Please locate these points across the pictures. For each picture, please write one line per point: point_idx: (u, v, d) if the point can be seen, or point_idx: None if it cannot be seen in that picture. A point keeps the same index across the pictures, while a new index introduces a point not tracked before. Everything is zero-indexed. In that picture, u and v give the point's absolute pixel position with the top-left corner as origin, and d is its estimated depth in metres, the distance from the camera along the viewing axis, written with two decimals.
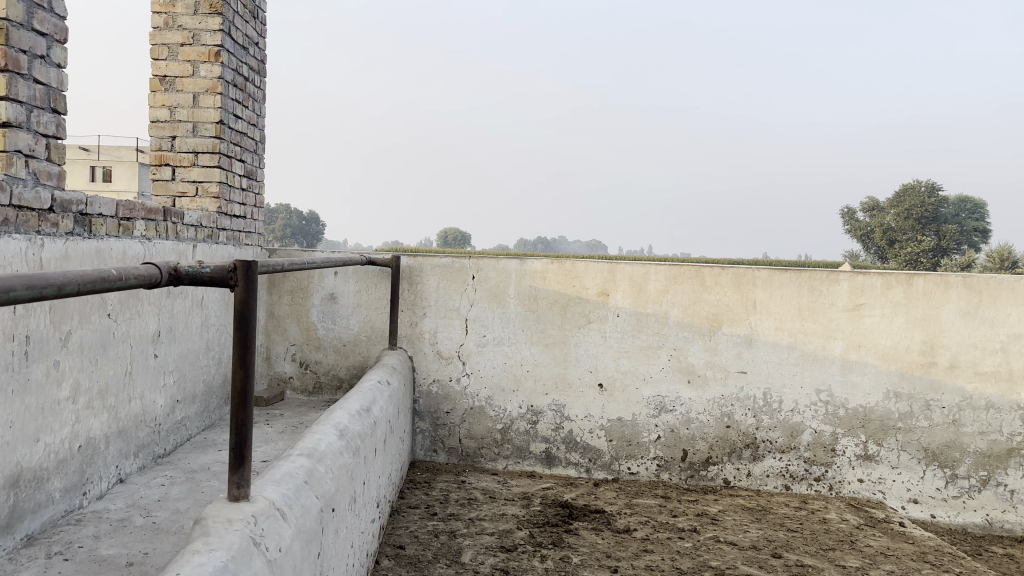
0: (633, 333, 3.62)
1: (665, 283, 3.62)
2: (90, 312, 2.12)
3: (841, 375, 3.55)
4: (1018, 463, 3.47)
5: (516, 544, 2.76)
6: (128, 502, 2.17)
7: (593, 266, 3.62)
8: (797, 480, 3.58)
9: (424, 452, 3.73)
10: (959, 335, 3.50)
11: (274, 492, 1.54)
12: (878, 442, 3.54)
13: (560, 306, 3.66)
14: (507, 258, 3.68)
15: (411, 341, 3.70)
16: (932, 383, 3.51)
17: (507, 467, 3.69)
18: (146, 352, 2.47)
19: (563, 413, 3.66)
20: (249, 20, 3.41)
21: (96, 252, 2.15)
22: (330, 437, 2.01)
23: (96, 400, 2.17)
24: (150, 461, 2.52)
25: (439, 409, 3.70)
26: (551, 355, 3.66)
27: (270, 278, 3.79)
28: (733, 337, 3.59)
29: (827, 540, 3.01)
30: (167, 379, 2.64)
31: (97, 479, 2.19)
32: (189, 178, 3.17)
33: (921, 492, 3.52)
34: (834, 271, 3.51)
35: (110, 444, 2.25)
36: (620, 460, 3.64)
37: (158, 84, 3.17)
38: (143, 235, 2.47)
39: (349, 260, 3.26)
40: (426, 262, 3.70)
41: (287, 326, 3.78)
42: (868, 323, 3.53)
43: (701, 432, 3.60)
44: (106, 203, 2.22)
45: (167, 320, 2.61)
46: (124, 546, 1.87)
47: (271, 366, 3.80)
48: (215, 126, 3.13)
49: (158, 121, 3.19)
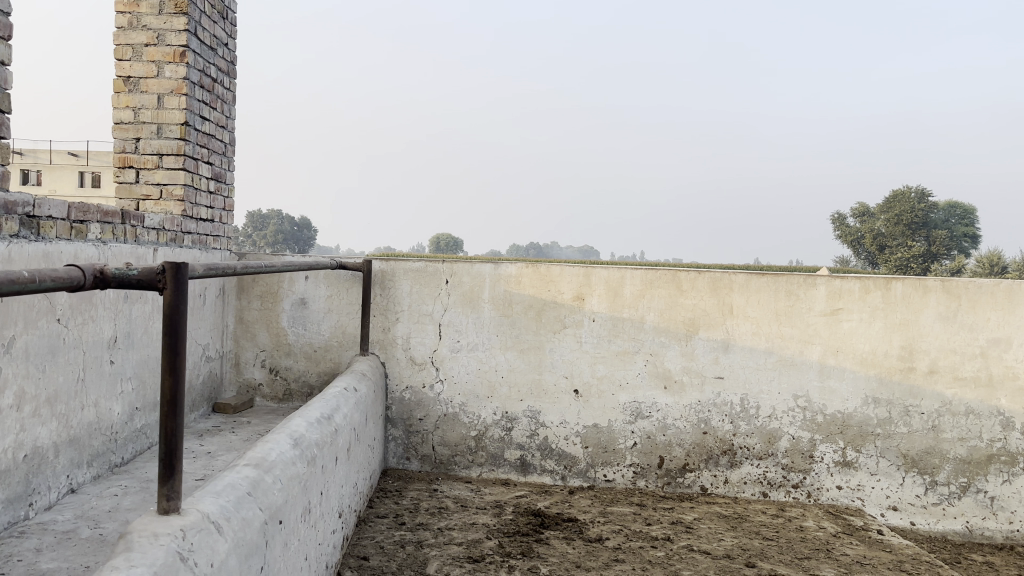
0: (609, 338, 3.57)
1: (641, 287, 3.57)
2: (36, 317, 2.06)
3: (819, 380, 3.51)
4: (998, 470, 3.43)
5: (484, 554, 2.70)
6: (77, 513, 2.10)
7: (568, 270, 3.57)
8: (775, 487, 3.53)
9: (397, 460, 3.66)
10: (938, 340, 3.46)
11: (211, 504, 1.48)
12: (856, 449, 3.49)
13: (535, 310, 3.60)
14: (481, 262, 3.63)
15: (383, 346, 3.63)
16: (911, 388, 3.46)
17: (481, 474, 3.63)
18: (101, 358, 2.40)
19: (538, 420, 3.61)
20: (217, 20, 3.35)
21: (44, 254, 2.09)
22: (282, 446, 1.95)
23: (44, 408, 2.10)
24: (105, 470, 2.46)
25: (412, 416, 3.64)
26: (525, 361, 3.61)
27: (239, 282, 3.73)
28: (709, 341, 3.54)
29: (802, 549, 2.96)
30: (125, 386, 2.57)
31: (45, 490, 2.12)
32: (153, 181, 3.11)
33: (900, 499, 3.48)
34: (812, 275, 3.47)
35: (59, 453, 2.19)
36: (596, 467, 3.59)
37: (122, 84, 3.11)
38: (98, 238, 2.40)
39: (317, 264, 3.20)
40: (399, 266, 3.64)
41: (257, 332, 3.72)
42: (846, 328, 3.49)
43: (678, 439, 3.55)
44: (57, 204, 2.16)
45: (125, 326, 2.55)
46: (65, 559, 1.80)
47: (240, 372, 3.73)
48: (180, 128, 3.07)
49: (122, 123, 3.13)
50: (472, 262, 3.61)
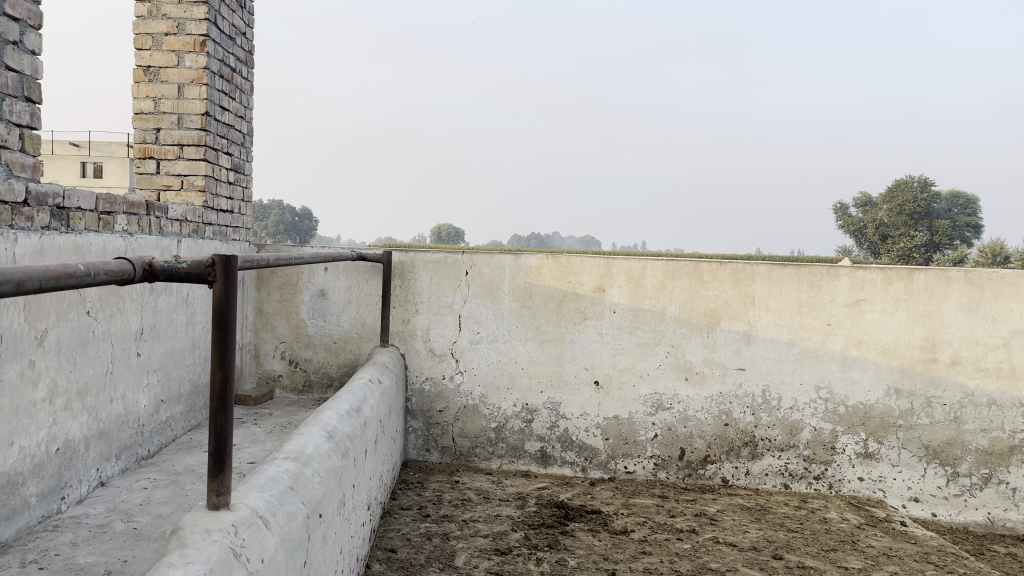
0: (630, 329, 3.55)
1: (662, 278, 3.55)
2: (67, 310, 2.04)
3: (841, 372, 3.49)
4: (1020, 461, 3.42)
5: (511, 547, 2.69)
6: (109, 506, 2.09)
7: (589, 262, 3.55)
8: (796, 479, 3.52)
9: (417, 451, 3.66)
10: (960, 331, 3.44)
11: (257, 498, 1.47)
12: (878, 440, 3.48)
13: (555, 302, 3.58)
14: (501, 253, 3.60)
15: (403, 338, 3.62)
16: (934, 380, 3.45)
17: (501, 466, 3.62)
18: (128, 350, 2.38)
19: (558, 411, 3.60)
20: (235, 9, 3.32)
21: (74, 246, 2.07)
22: (318, 439, 1.94)
23: (75, 401, 2.09)
24: (133, 463, 2.45)
25: (433, 408, 3.63)
26: (546, 353, 3.59)
27: (258, 274, 3.71)
28: (731, 333, 3.52)
29: (828, 540, 2.95)
30: (151, 378, 2.56)
31: (76, 483, 2.11)
32: (174, 172, 3.09)
33: (922, 490, 3.47)
34: (834, 266, 3.45)
35: (89, 446, 2.18)
36: (617, 459, 3.58)
37: (143, 74, 3.08)
38: (125, 230, 2.38)
39: (339, 256, 3.18)
40: (419, 257, 3.62)
41: (276, 323, 3.70)
42: (868, 319, 3.47)
43: (699, 430, 3.53)
44: (85, 196, 2.14)
45: (150, 318, 2.53)
46: (102, 554, 1.79)
47: (260, 364, 3.72)
48: (201, 118, 3.04)
49: (142, 113, 3.10)
50: (492, 253, 3.59)
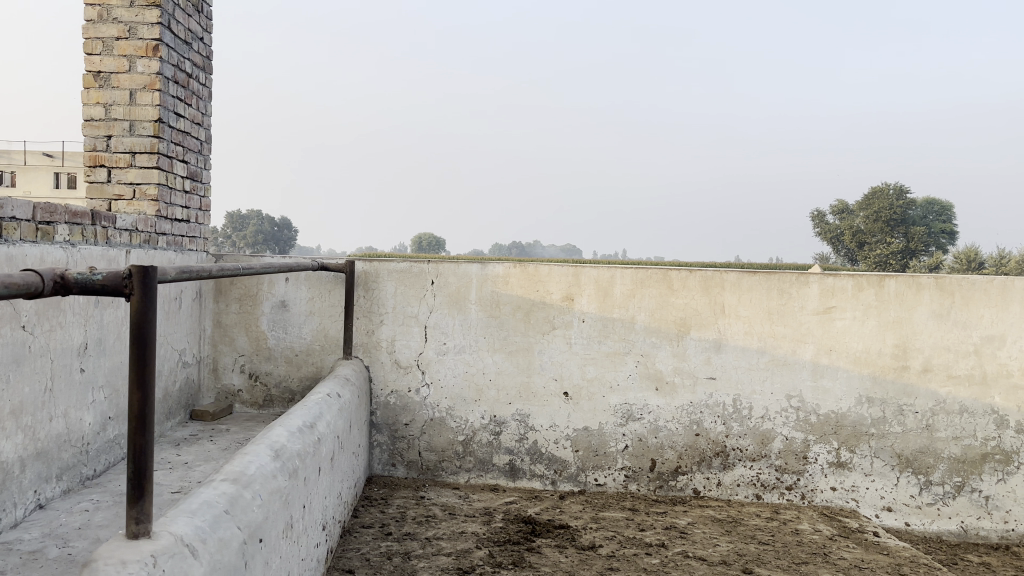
0: (599, 339, 3.49)
1: (631, 286, 3.48)
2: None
3: (812, 380, 3.44)
4: (992, 469, 3.38)
5: (474, 565, 2.60)
6: (45, 531, 1.99)
7: (557, 270, 3.49)
8: (768, 489, 3.46)
9: (382, 466, 3.57)
10: (932, 338, 3.40)
11: (185, 525, 1.38)
12: (850, 449, 3.44)
13: (523, 311, 3.51)
14: (467, 262, 3.53)
15: (367, 350, 3.54)
16: (906, 387, 3.41)
17: (469, 480, 3.54)
18: (70, 366, 2.28)
19: (526, 423, 3.52)
20: (191, 14, 3.24)
21: (7, 258, 1.98)
22: (262, 458, 1.85)
23: (8, 420, 1.99)
24: (76, 483, 2.34)
25: (398, 421, 3.54)
26: (514, 363, 3.52)
27: (217, 285, 3.61)
28: (701, 342, 3.47)
29: (799, 553, 2.89)
30: (97, 395, 2.45)
31: (10, 507, 2.00)
32: (126, 180, 2.99)
33: (895, 500, 3.43)
34: (804, 273, 3.41)
35: (26, 467, 2.07)
36: (586, 471, 3.50)
37: (93, 80, 2.99)
38: (66, 240, 2.28)
39: (299, 266, 3.09)
40: (383, 266, 3.54)
41: (235, 336, 3.60)
42: (838, 326, 3.43)
43: (670, 441, 3.47)
44: (20, 205, 2.04)
45: (96, 332, 2.43)
46: None
47: (219, 378, 3.62)
48: (153, 126, 2.95)
49: (92, 120, 3.00)
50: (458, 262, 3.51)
